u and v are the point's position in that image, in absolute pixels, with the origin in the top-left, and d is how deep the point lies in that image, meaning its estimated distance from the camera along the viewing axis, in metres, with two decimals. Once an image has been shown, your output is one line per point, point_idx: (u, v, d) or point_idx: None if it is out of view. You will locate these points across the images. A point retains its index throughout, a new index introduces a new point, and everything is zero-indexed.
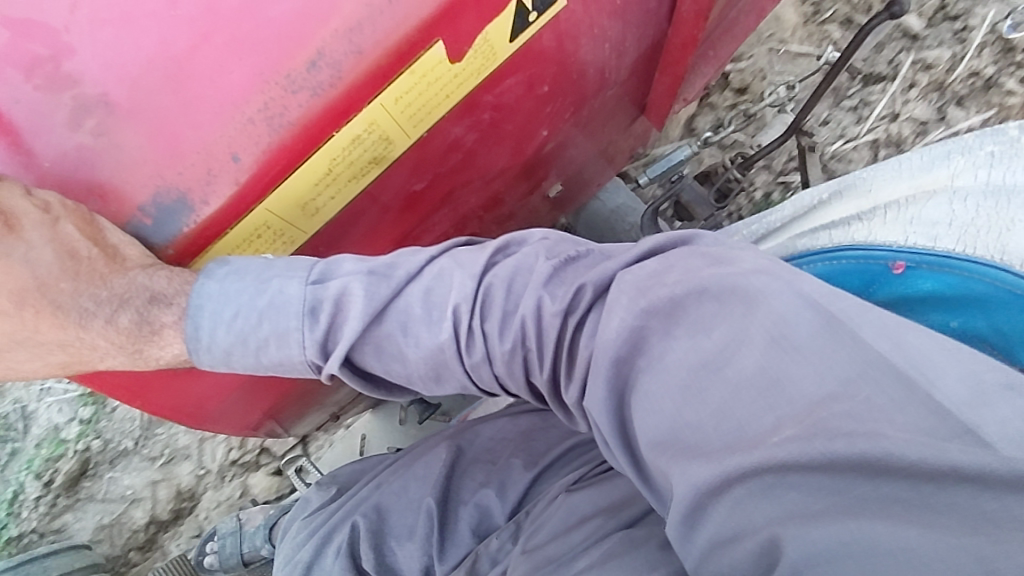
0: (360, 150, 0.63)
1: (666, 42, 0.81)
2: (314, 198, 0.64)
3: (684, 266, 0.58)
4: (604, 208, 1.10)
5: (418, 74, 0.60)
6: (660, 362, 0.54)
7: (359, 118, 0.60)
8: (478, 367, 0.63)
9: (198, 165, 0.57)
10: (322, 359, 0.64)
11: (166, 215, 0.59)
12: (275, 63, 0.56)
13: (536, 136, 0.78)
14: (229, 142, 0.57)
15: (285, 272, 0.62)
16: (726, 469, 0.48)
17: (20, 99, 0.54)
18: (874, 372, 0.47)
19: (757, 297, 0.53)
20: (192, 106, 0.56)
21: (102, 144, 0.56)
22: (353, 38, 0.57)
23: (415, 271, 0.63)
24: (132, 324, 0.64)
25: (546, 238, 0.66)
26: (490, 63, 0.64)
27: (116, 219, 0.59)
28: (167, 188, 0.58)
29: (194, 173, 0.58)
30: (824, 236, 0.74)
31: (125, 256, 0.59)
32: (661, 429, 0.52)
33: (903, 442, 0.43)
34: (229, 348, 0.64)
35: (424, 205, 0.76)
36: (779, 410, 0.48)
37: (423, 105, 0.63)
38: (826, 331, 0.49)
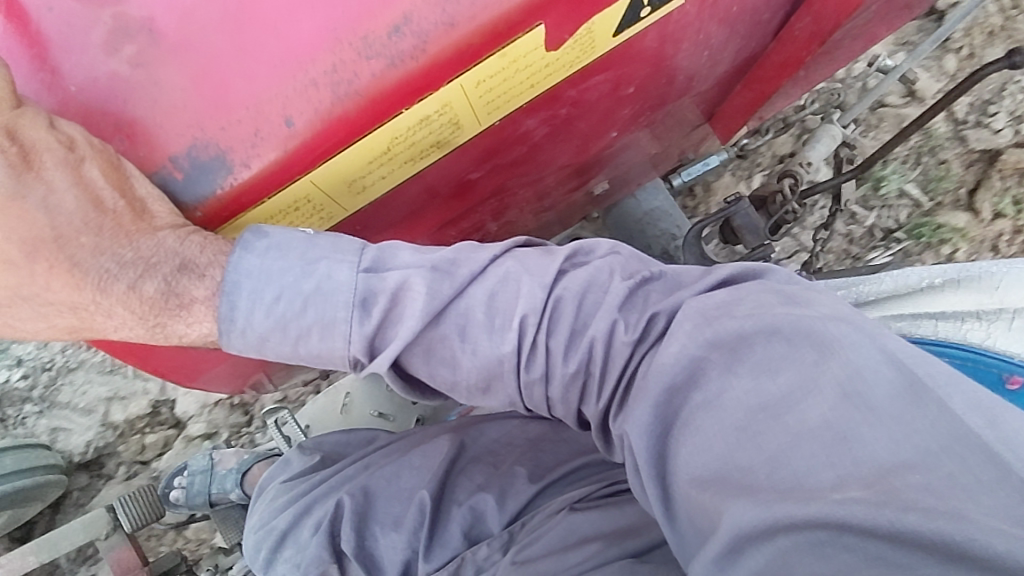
0: (426, 131, 0.55)
1: (764, 58, 0.81)
2: (365, 176, 0.56)
3: (753, 299, 0.53)
4: (638, 208, 1.03)
5: (508, 59, 0.53)
6: (716, 399, 0.49)
7: (435, 98, 0.53)
8: (533, 386, 0.59)
9: (246, 122, 0.50)
10: (365, 358, 0.59)
11: (201, 172, 0.52)
12: (353, 18, 0.50)
13: (606, 135, 0.75)
14: (283, 104, 0.50)
15: (333, 254, 0.57)
16: (774, 516, 0.42)
17: (56, 7, 0.49)
18: (959, 448, 0.42)
19: (835, 344, 0.47)
20: (247, 55, 0.49)
21: (138, 75, 0.50)
22: (446, 7, 0.50)
23: (479, 270, 0.59)
24: (159, 294, 0.57)
25: (616, 250, 0.61)
26: (584, 55, 0.58)
27: (145, 167, 0.52)
28: (204, 142, 0.51)
29: (240, 131, 0.51)
30: (927, 326, 0.82)
31: (153, 213, 0.52)
32: (706, 465, 0.47)
33: (994, 532, 0.37)
34: (264, 335, 0.58)
35: (473, 192, 0.70)
36: (842, 469, 0.43)
37: (503, 91, 0.56)
38: (905, 396, 0.44)
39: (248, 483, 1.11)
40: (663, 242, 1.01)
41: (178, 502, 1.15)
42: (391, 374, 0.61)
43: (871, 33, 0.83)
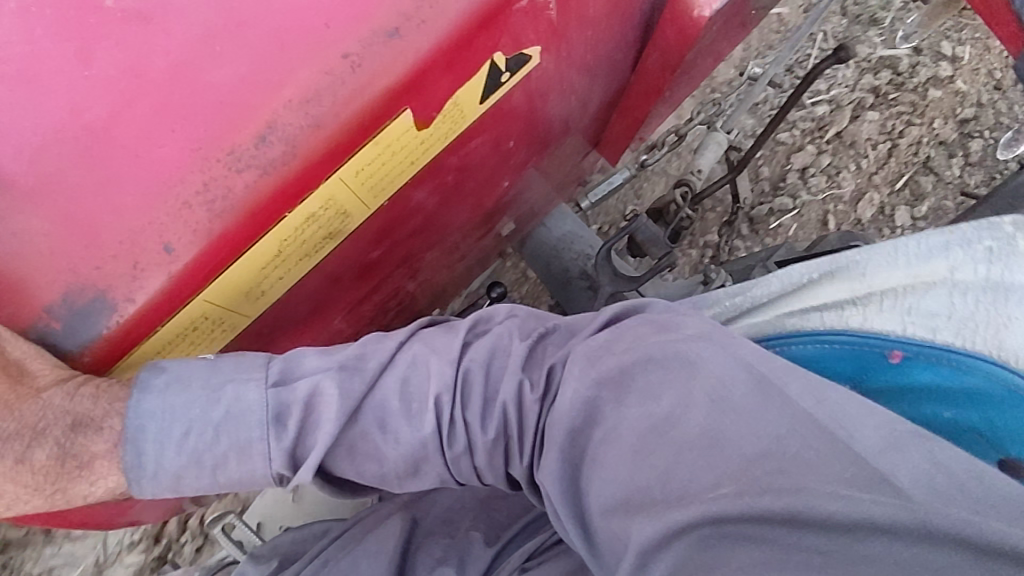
0: (213, 322, 0.48)
1: (628, 89, 0.78)
2: (260, 282, 0.49)
3: (630, 334, 0.50)
4: (550, 237, 1.11)
5: (383, 143, 0.48)
6: (614, 434, 0.47)
7: (316, 194, 0.47)
8: (458, 461, 0.49)
9: (121, 257, 0.42)
10: (290, 470, 0.45)
11: (81, 317, 0.42)
12: (213, 132, 0.43)
13: (498, 187, 0.72)
14: (158, 229, 0.43)
15: (239, 373, 0.44)
16: (665, 524, 0.43)
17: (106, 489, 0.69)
18: (801, 428, 0.44)
19: (696, 361, 0.48)
20: (111, 186, 0.42)
21: None
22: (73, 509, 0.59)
23: (387, 359, 0.48)
24: (51, 458, 0.44)
25: (513, 312, 0.54)
26: (332, 233, 0.51)
27: (13, 322, 0.42)
28: (79, 284, 0.42)
29: (115, 268, 0.42)
30: (816, 316, 0.52)
31: (34, 372, 0.42)
32: (613, 494, 0.46)
33: (828, 496, 0.41)
34: (179, 472, 0.43)
35: (379, 270, 0.64)
36: (717, 469, 0.44)
37: (245, 291, 0.48)
38: (755, 393, 0.46)
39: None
40: (579, 265, 1.07)
41: None
42: (316, 480, 0.48)
43: (716, 52, 0.84)
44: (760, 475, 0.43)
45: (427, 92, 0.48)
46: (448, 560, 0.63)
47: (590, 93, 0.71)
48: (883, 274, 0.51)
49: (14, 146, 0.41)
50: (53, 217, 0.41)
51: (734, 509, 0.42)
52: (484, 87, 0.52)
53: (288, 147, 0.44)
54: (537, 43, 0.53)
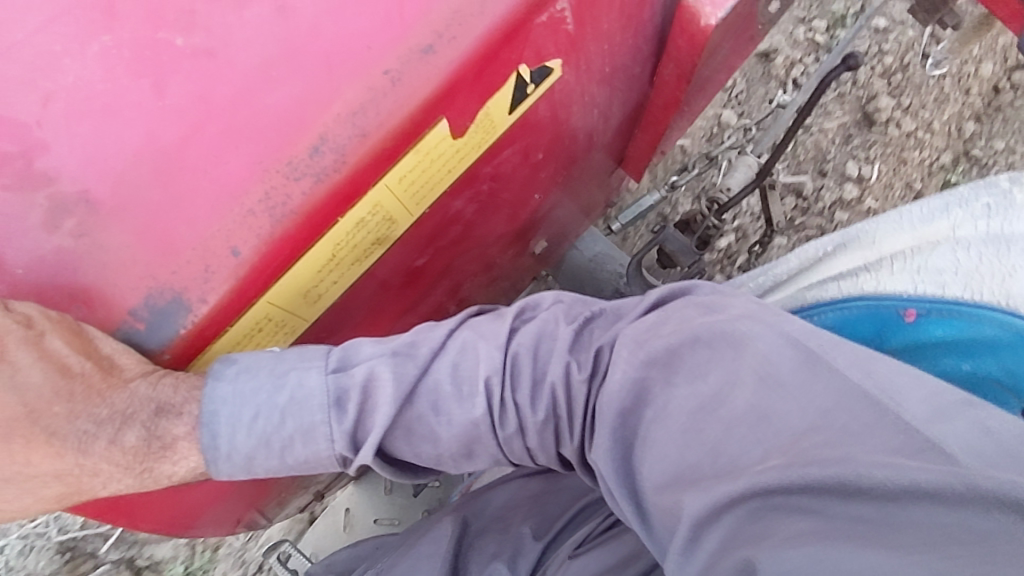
0: (280, 320, 0.53)
1: (648, 102, 0.82)
2: (318, 283, 0.53)
3: (677, 315, 0.51)
4: (584, 257, 1.14)
5: (422, 153, 0.53)
6: (663, 413, 0.47)
7: (365, 200, 0.52)
8: (511, 441, 0.51)
9: (194, 261, 0.47)
10: (351, 451, 0.51)
11: (161, 317, 0.47)
12: (275, 148, 0.48)
13: (530, 200, 0.76)
14: (226, 234, 0.47)
15: (302, 362, 0.50)
16: (715, 497, 0.42)
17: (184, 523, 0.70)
18: (850, 401, 0.43)
19: (744, 338, 0.47)
20: (185, 200, 0.47)
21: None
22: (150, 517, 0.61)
23: (438, 346, 0.52)
24: (140, 441, 0.50)
25: (561, 299, 0.55)
26: (384, 234, 0.56)
27: (104, 323, 0.47)
28: (159, 287, 0.46)
29: (190, 271, 0.47)
30: (834, 287, 0.60)
31: (121, 367, 0.47)
32: (665, 470, 0.46)
33: (872, 464, 0.39)
34: (251, 454, 0.50)
35: (424, 277, 0.68)
36: (767, 443, 0.43)
37: (308, 293, 0.53)
38: (803, 368, 0.45)
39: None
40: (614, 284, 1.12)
41: None
42: (380, 462, 0.52)
43: (731, 62, 0.88)
44: (810, 449, 0.41)
45: (461, 102, 0.52)
46: (501, 554, 0.65)
47: (610, 106, 0.75)
48: (892, 237, 0.60)
49: (100, 171, 0.46)
50: (135, 231, 0.46)
51: (782, 479, 0.41)
52: (513, 97, 0.57)
53: (339, 156, 0.49)
54: (558, 55, 0.58)
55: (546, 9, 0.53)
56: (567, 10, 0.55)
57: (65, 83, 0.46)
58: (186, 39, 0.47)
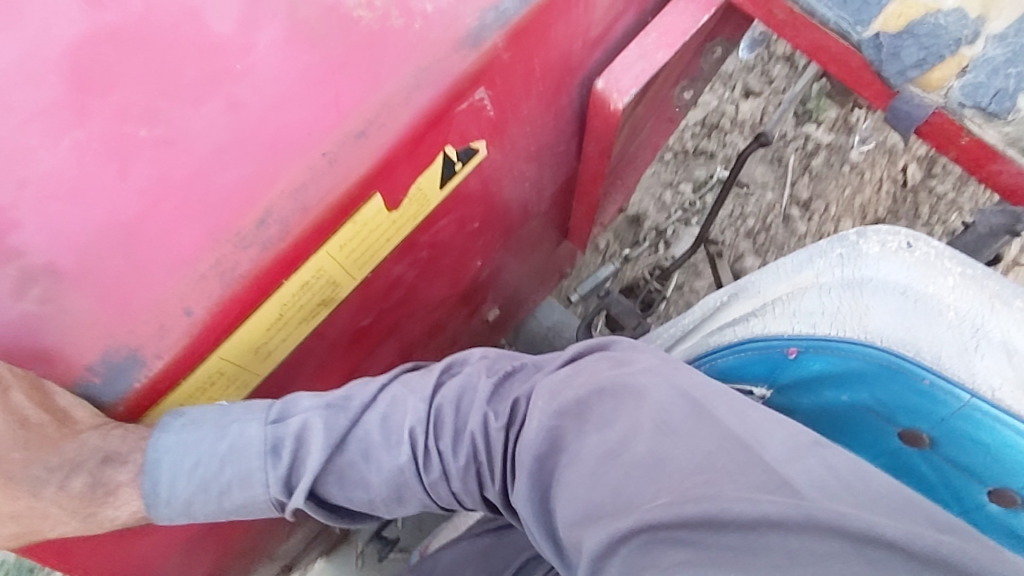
0: (231, 376, 0.58)
1: (579, 177, 0.91)
2: (266, 341, 0.59)
3: (589, 368, 0.56)
4: (541, 325, 1.20)
5: (358, 224, 0.60)
6: (576, 457, 0.51)
7: (307, 265, 0.58)
8: (437, 486, 0.55)
9: (150, 321, 0.52)
10: (285, 495, 0.55)
11: (116, 373, 0.51)
12: (225, 222, 0.54)
13: (472, 266, 0.83)
14: (180, 296, 0.53)
15: (244, 415, 0.54)
16: (613, 532, 0.47)
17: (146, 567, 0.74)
18: (730, 445, 0.48)
19: (642, 390, 0.53)
20: (143, 269, 0.53)
21: None
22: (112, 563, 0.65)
23: (370, 400, 0.56)
24: (87, 487, 0.55)
25: (486, 356, 0.60)
26: (331, 295, 0.62)
27: (62, 379, 0.51)
28: (115, 345, 0.52)
29: (145, 330, 0.52)
30: (729, 333, 0.69)
31: (75, 419, 0.51)
32: (576, 511, 0.50)
33: (736, 499, 0.45)
34: (189, 499, 0.55)
35: (371, 337, 0.74)
36: (659, 483, 0.48)
37: (258, 350, 0.59)
38: (693, 417, 0.51)
39: None
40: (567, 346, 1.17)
41: None
42: (314, 508, 0.56)
43: (654, 140, 0.98)
44: (696, 488, 0.46)
45: (393, 177, 0.60)
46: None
47: (542, 179, 0.83)
48: (772, 285, 0.67)
49: (67, 245, 0.52)
50: (96, 297, 0.52)
51: (664, 516, 0.45)
52: (442, 174, 0.65)
53: (283, 227, 0.56)
54: (481, 138, 0.67)
55: (465, 98, 0.61)
56: (486, 99, 0.63)
57: (37, 171, 0.53)
58: (148, 131, 0.54)
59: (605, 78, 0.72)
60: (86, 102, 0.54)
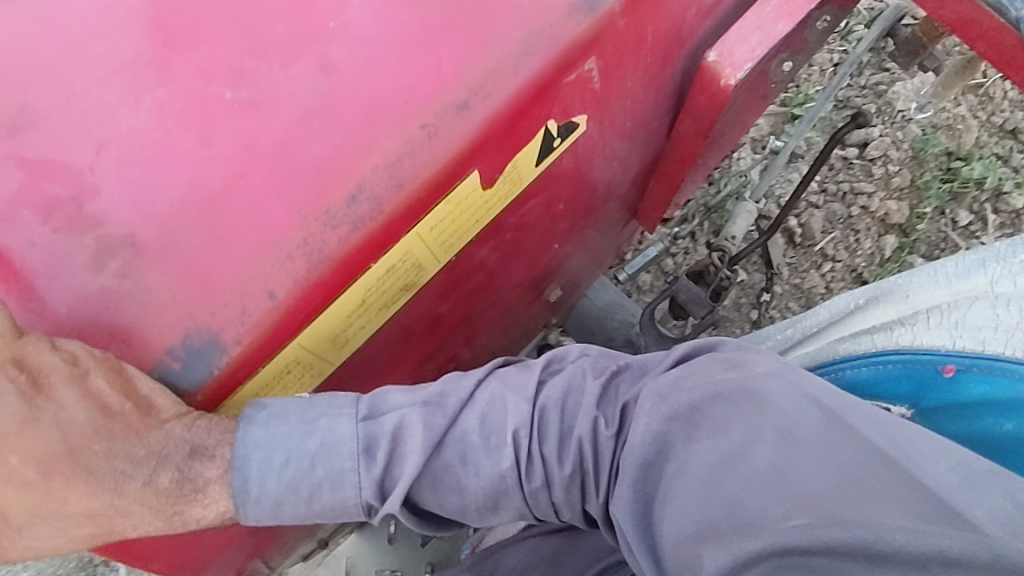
0: (312, 361, 0.53)
1: (665, 156, 0.85)
2: (345, 329, 0.54)
3: (700, 369, 0.50)
4: (594, 306, 1.15)
5: (453, 203, 0.55)
6: (685, 469, 0.47)
7: (396, 247, 0.53)
8: (537, 494, 0.52)
9: (232, 303, 0.48)
10: (379, 499, 0.51)
11: (196, 357, 0.48)
12: (314, 197, 0.50)
13: (550, 249, 0.78)
14: (264, 278, 0.49)
15: (332, 408, 0.50)
16: (736, 553, 0.42)
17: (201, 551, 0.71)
18: (872, 463, 0.43)
19: (766, 395, 0.47)
20: (227, 245, 0.48)
21: None
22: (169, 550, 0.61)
23: (467, 397, 0.52)
24: (175, 481, 0.50)
25: (586, 352, 0.56)
26: (415, 279, 0.57)
27: (141, 362, 0.48)
28: (197, 328, 0.48)
29: (228, 313, 0.48)
30: (868, 339, 0.61)
31: (158, 408, 0.47)
32: (685, 525, 0.45)
33: (892, 529, 0.40)
34: (279, 500, 0.50)
35: (446, 324, 0.69)
36: (788, 501, 0.43)
37: (340, 335, 0.54)
38: (827, 428, 0.45)
39: None
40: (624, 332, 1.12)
41: None
42: (408, 513, 0.53)
43: (744, 119, 0.91)
44: (833, 510, 0.42)
45: (493, 153, 0.55)
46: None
47: (629, 158, 0.77)
48: (925, 292, 0.61)
49: (149, 215, 0.48)
50: (177, 273, 0.48)
51: (802, 539, 0.41)
52: (539, 151, 0.59)
53: (375, 207, 0.51)
54: (583, 112, 0.60)
55: (574, 69, 0.55)
56: (595, 70, 0.57)
57: (117, 132, 0.48)
58: (236, 93, 0.49)
59: (717, 50, 0.65)
60: (171, 58, 0.49)
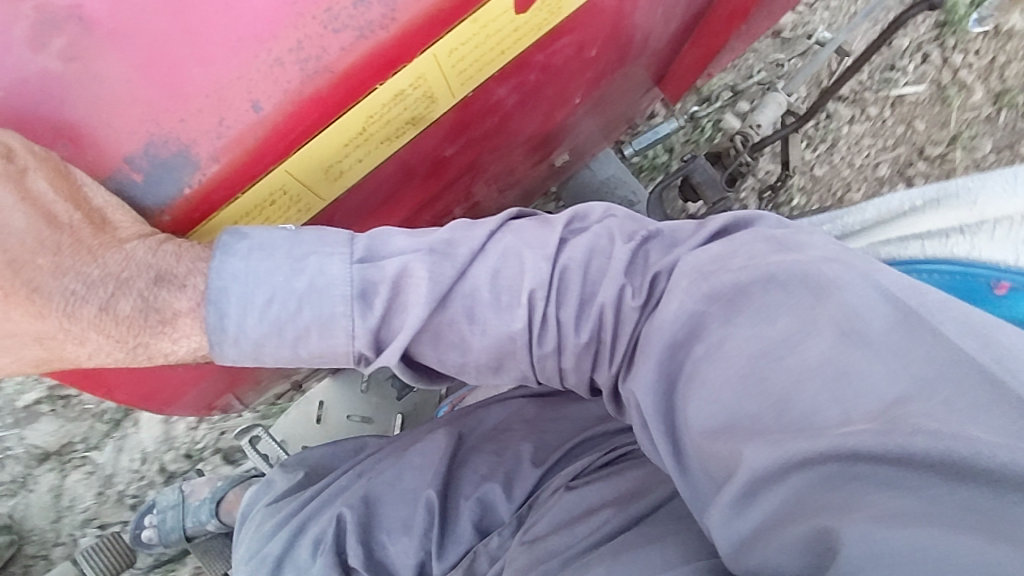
0: (298, 189, 0.46)
1: (710, 14, 0.78)
2: (342, 158, 0.47)
3: (747, 249, 0.45)
4: (594, 178, 1.06)
5: (479, 24, 0.45)
6: (718, 350, 0.41)
7: (408, 70, 0.44)
8: (545, 359, 0.48)
9: (206, 110, 0.40)
10: (371, 352, 0.45)
11: (163, 170, 0.40)
12: None
13: (570, 101, 0.68)
14: (246, 83, 0.40)
15: (324, 246, 0.44)
16: (786, 453, 0.36)
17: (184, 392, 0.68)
18: (956, 372, 0.35)
19: (829, 286, 0.40)
20: (199, 33, 0.39)
21: None
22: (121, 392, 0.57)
23: (478, 248, 0.47)
24: (136, 310, 0.43)
25: (611, 213, 0.51)
26: (425, 111, 0.49)
27: (93, 169, 0.40)
28: (163, 136, 0.40)
29: (201, 121, 0.40)
30: (913, 245, 0.55)
31: (116, 224, 0.41)
32: (716, 416, 0.40)
33: (996, 443, 0.32)
34: (260, 341, 0.44)
35: (450, 170, 0.61)
36: (848, 404, 0.36)
37: (333, 161, 0.46)
38: (901, 328, 0.38)
39: (226, 512, 1.00)
40: (621, 208, 1.04)
41: (151, 541, 1.03)
42: (399, 364, 0.48)
43: None
44: (908, 418, 0.34)
45: None
46: (496, 477, 0.64)
47: (675, 6, 0.68)
48: (998, 201, 0.53)
49: None
50: (138, 64, 0.38)
51: (874, 443, 0.34)
52: None
53: (388, 11, 0.41)
54: None
55: None
56: None
57: None
58: None
59: None
60: None
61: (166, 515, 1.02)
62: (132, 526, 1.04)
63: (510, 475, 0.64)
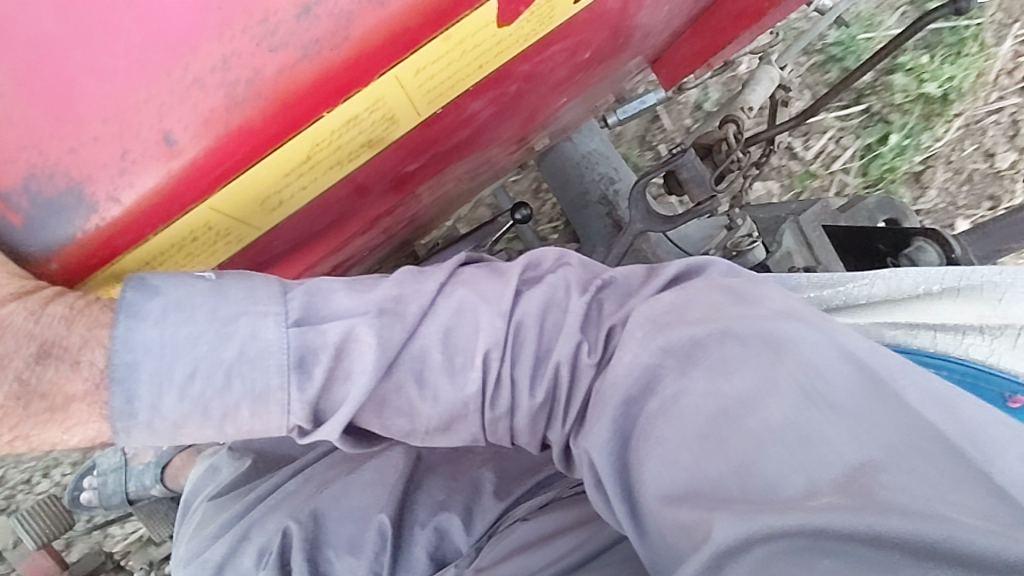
0: (223, 225, 0.39)
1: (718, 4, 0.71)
2: (281, 189, 0.39)
3: (702, 301, 0.39)
4: (575, 151, 0.98)
5: (453, 41, 0.38)
6: (673, 405, 0.36)
7: (363, 95, 0.37)
8: (498, 422, 0.42)
9: (106, 138, 0.32)
10: (309, 422, 0.39)
11: (50, 211, 0.33)
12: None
13: (554, 103, 0.61)
14: (159, 107, 0.33)
15: (254, 306, 0.38)
16: (752, 525, 0.31)
17: None
18: (925, 442, 0.32)
19: (788, 343, 0.36)
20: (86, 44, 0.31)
21: None
22: None
23: (428, 305, 0.41)
24: (12, 399, 0.36)
25: (566, 259, 0.44)
26: (381, 135, 0.42)
27: None
28: (48, 169, 0.32)
29: (99, 153, 0.32)
30: (924, 336, 0.46)
31: None
32: (673, 477, 0.34)
33: (969, 525, 0.29)
34: (179, 422, 0.37)
35: (413, 183, 0.54)
36: (812, 472, 0.32)
37: (265, 196, 0.39)
38: (864, 395, 0.34)
39: (172, 477, 0.96)
40: (601, 187, 0.97)
41: (90, 504, 0.98)
42: (341, 433, 0.42)
43: None
44: (878, 491, 0.30)
45: None
46: (453, 508, 0.57)
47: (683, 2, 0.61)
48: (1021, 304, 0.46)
49: None
50: (14, 77, 0.30)
51: (844, 521, 0.30)
52: None
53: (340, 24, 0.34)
54: None
55: None
56: None
57: None
58: None
59: None
60: None
61: (107, 478, 0.97)
62: (70, 487, 1.00)
63: (468, 505, 0.58)
